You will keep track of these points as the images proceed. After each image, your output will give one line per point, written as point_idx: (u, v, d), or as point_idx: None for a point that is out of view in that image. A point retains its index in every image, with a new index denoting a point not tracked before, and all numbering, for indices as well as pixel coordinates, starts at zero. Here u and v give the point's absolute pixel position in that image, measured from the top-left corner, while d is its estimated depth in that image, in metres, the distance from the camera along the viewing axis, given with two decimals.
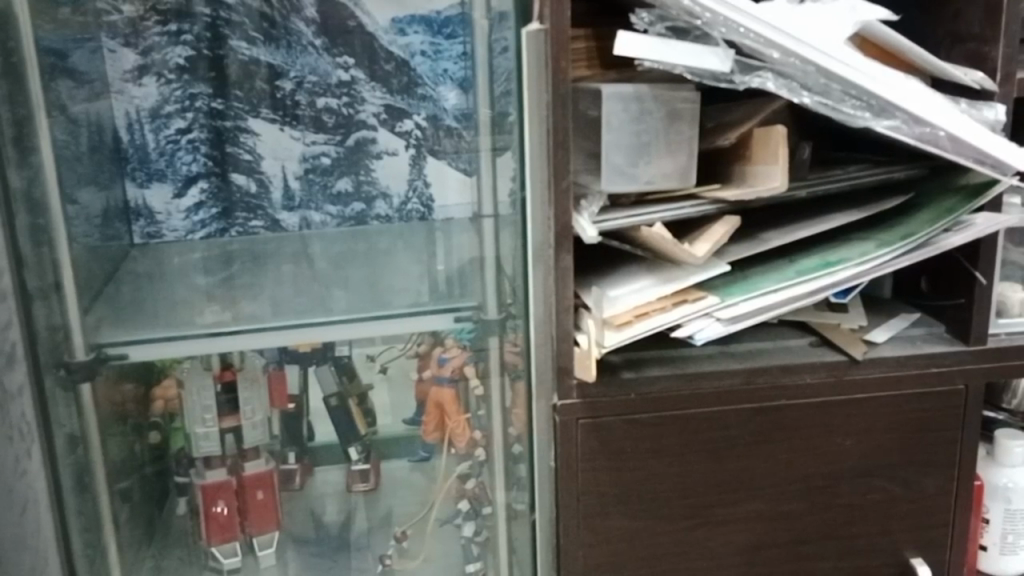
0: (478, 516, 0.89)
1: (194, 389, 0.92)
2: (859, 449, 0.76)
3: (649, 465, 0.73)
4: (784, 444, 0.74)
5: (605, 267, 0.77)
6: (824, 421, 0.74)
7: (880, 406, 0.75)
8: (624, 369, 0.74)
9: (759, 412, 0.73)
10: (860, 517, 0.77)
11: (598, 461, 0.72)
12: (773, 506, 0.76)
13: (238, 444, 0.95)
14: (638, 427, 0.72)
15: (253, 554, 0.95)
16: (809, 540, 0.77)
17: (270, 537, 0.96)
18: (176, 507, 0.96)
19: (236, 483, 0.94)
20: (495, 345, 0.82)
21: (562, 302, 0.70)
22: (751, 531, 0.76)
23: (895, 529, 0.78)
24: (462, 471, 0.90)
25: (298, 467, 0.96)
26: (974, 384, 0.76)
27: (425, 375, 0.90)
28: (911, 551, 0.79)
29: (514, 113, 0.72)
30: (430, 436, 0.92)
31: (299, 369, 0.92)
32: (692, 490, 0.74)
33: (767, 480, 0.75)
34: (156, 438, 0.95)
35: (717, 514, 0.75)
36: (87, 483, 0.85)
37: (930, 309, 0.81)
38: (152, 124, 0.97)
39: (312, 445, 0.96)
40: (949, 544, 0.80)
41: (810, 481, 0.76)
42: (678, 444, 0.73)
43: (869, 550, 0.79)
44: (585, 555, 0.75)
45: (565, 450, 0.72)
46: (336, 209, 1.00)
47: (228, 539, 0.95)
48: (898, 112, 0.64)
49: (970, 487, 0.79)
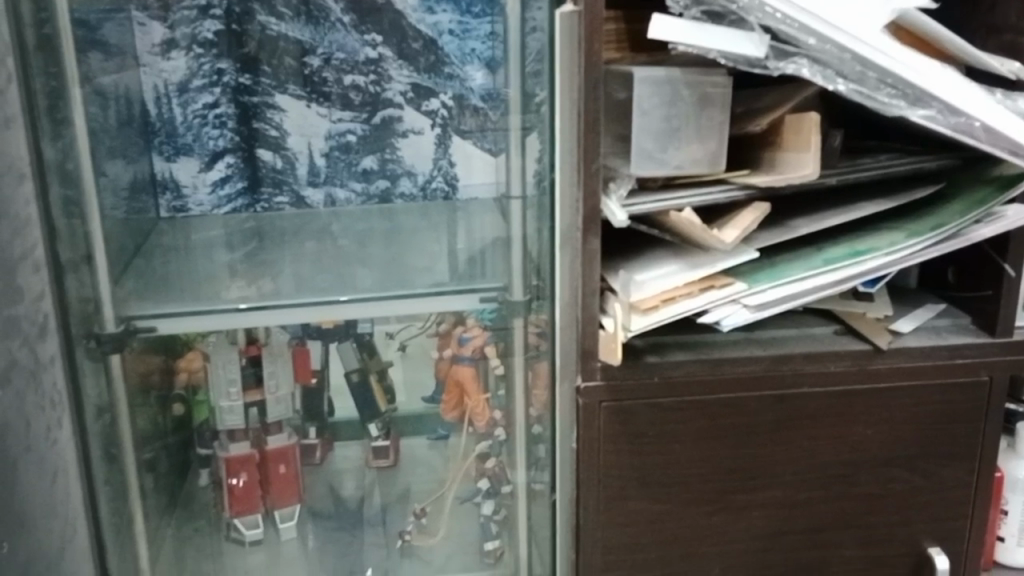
0: (497, 494, 0.90)
1: (220, 362, 0.92)
2: (879, 438, 0.76)
3: (668, 449, 0.74)
4: (805, 431, 0.75)
5: (629, 252, 0.76)
6: (846, 410, 0.75)
7: (902, 395, 0.75)
8: (648, 353, 0.74)
9: (781, 400, 0.74)
10: (878, 505, 0.78)
11: (619, 444, 0.73)
12: (790, 494, 0.76)
13: (262, 417, 0.95)
14: (659, 411, 0.73)
15: (274, 526, 0.96)
16: (826, 527, 0.78)
17: (291, 510, 0.97)
18: (198, 479, 0.96)
19: (259, 455, 0.95)
20: (520, 326, 0.82)
21: (588, 285, 0.70)
22: (769, 516, 0.77)
23: (913, 518, 0.78)
24: (481, 450, 0.91)
25: (318, 442, 0.97)
26: (998, 375, 0.76)
27: (445, 354, 0.90)
28: (929, 541, 0.80)
29: (544, 94, 0.71)
30: (449, 415, 0.92)
31: (321, 345, 0.92)
32: (711, 475, 0.75)
33: (786, 467, 0.75)
34: (179, 408, 0.95)
35: (735, 499, 0.76)
36: (114, 453, 0.86)
37: (956, 299, 0.81)
38: (180, 99, 0.98)
39: (332, 421, 0.96)
40: (966, 537, 0.80)
41: (829, 469, 0.76)
42: (698, 429, 0.73)
43: (886, 539, 0.79)
44: (603, 536, 0.76)
45: (586, 431, 0.73)
46: (361, 186, 1.00)
47: (249, 510, 0.95)
48: (933, 101, 0.63)
49: (990, 478, 0.79)
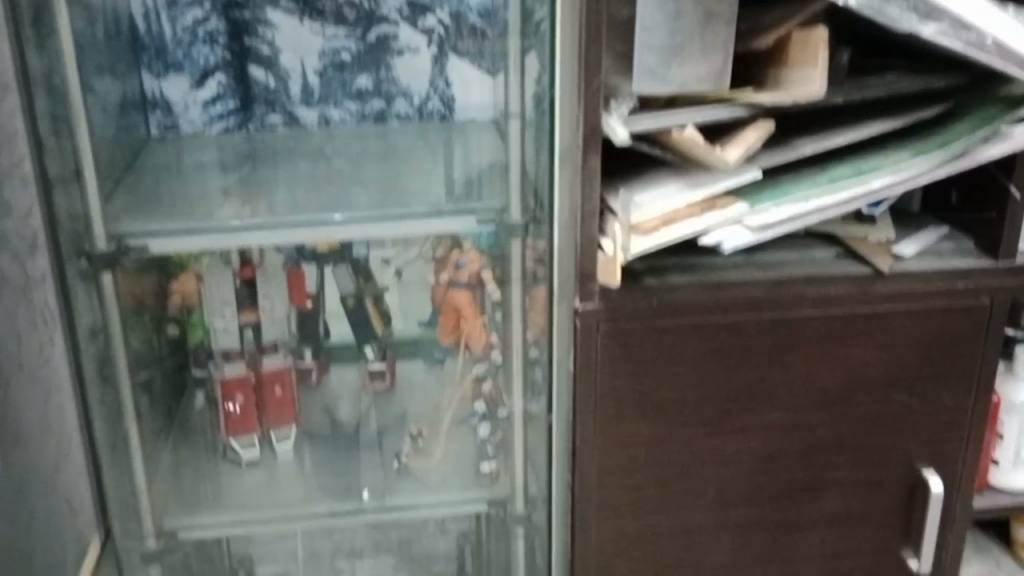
0: (493, 418, 0.89)
1: (215, 283, 0.90)
2: (878, 362, 0.75)
3: (666, 371, 0.73)
4: (804, 355, 0.74)
5: (629, 173, 0.75)
6: (845, 333, 0.74)
7: (902, 319, 0.74)
8: (646, 276, 0.73)
9: (781, 323, 0.73)
10: (875, 428, 0.78)
11: (617, 366, 0.73)
12: (787, 416, 0.76)
13: (257, 338, 0.94)
14: (658, 333, 0.72)
15: (271, 448, 0.96)
16: (822, 450, 0.78)
17: (288, 430, 0.96)
18: (194, 400, 0.96)
19: (254, 377, 0.93)
20: (517, 247, 0.80)
21: (589, 207, 0.69)
22: (766, 438, 0.77)
23: (909, 440, 0.79)
24: (477, 373, 0.91)
25: (314, 365, 0.96)
26: (999, 299, 0.75)
27: (441, 278, 0.89)
28: (924, 464, 0.80)
29: (545, 9, 0.69)
30: (445, 338, 0.93)
31: (316, 268, 0.90)
32: (709, 397, 0.75)
33: (784, 390, 0.75)
34: (174, 330, 0.93)
35: (732, 422, 0.76)
36: (108, 375, 0.84)
37: (958, 221, 0.80)
38: (169, 13, 0.95)
39: (328, 344, 0.96)
40: (963, 458, 0.80)
41: (827, 392, 0.76)
42: (697, 352, 0.73)
43: (881, 461, 0.79)
44: (600, 457, 0.76)
45: (584, 353, 0.72)
46: (356, 106, 0.98)
47: (245, 430, 0.94)
48: (944, 16, 0.62)
49: (987, 401, 0.79)
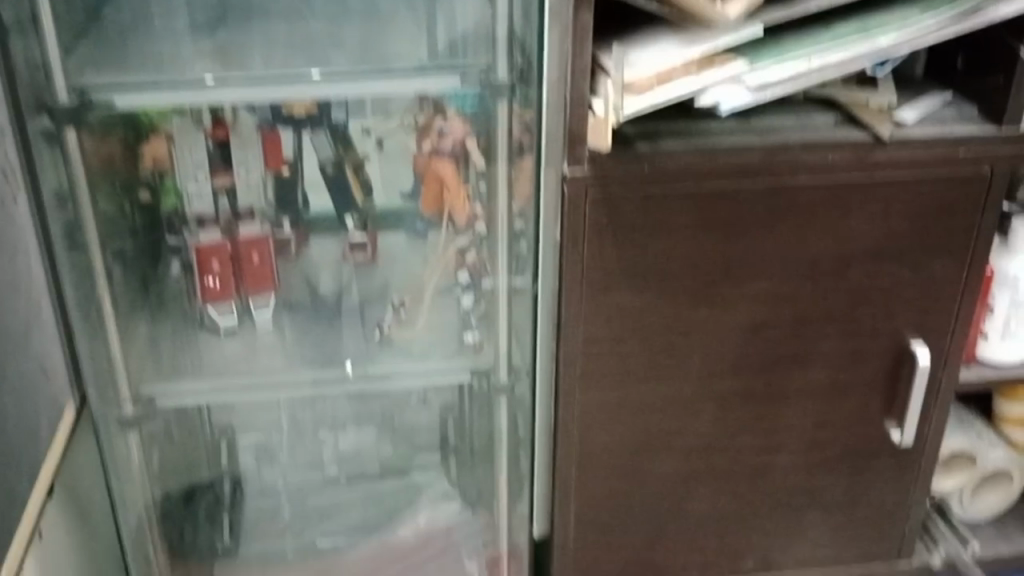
0: (478, 288, 0.89)
1: (185, 144, 0.85)
2: (872, 232, 0.74)
3: (656, 241, 0.71)
4: (797, 225, 0.72)
5: (622, 31, 0.71)
6: (840, 203, 0.72)
7: (899, 188, 0.72)
8: (638, 141, 0.70)
9: (774, 192, 0.71)
10: (865, 299, 0.77)
11: (605, 235, 0.71)
12: (777, 288, 0.75)
13: (232, 205, 0.88)
14: (648, 201, 0.70)
15: (250, 316, 0.92)
16: (810, 321, 0.77)
17: (267, 297, 0.92)
18: (169, 270, 0.90)
19: (230, 246, 0.88)
20: (503, 117, 0.78)
21: (578, 64, 0.65)
22: (754, 310, 0.76)
23: (899, 312, 0.78)
24: (461, 244, 0.88)
25: (293, 236, 0.91)
26: (999, 168, 0.73)
27: (424, 146, 0.86)
28: (913, 336, 0.79)
29: None
30: (428, 210, 0.89)
31: (292, 132, 0.86)
32: (698, 267, 0.73)
33: (774, 260, 0.74)
34: (146, 197, 0.86)
35: (721, 293, 0.75)
36: (77, 240, 0.80)
37: (958, 86, 0.77)
38: None
39: (308, 215, 0.91)
40: (952, 331, 0.80)
41: (818, 263, 0.74)
42: (687, 221, 0.71)
43: (870, 333, 0.78)
44: (586, 328, 0.74)
45: (572, 221, 0.70)
46: None
47: (222, 296, 0.90)
48: None
49: (980, 273, 0.78)
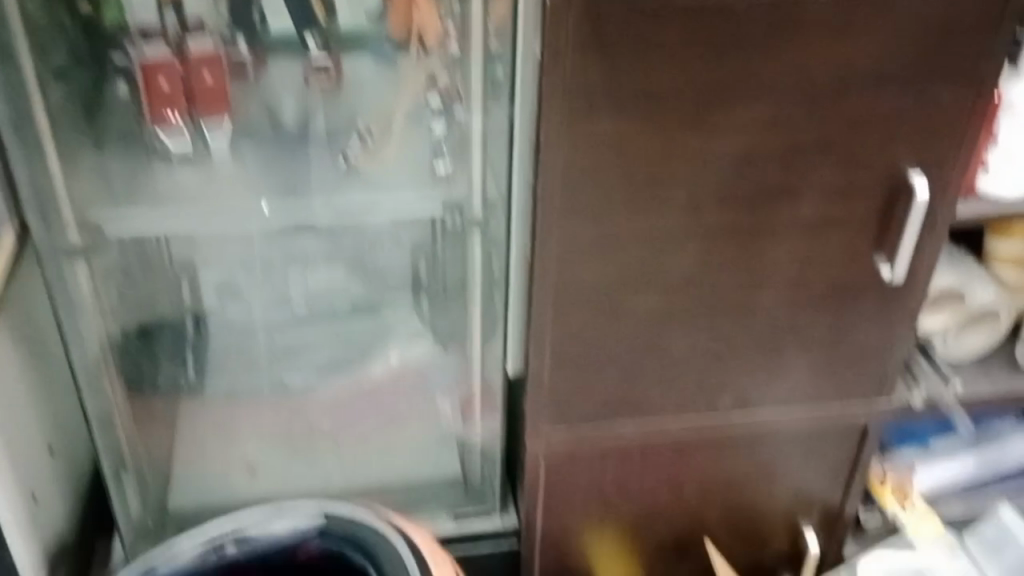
0: (450, 115, 0.81)
1: None
2: (876, 53, 0.68)
3: (643, 59, 0.66)
4: (796, 43, 0.67)
5: None
6: (844, 19, 0.66)
7: (909, 4, 0.66)
8: None
9: (774, 5, 0.65)
10: (864, 127, 0.72)
11: (589, 52, 0.65)
12: (771, 113, 0.70)
13: (180, 18, 0.79)
14: (636, 14, 0.64)
15: (204, 145, 0.84)
16: (805, 151, 0.72)
17: (220, 122, 0.83)
18: (116, 90, 0.82)
19: (180, 64, 0.79)
20: None
21: None
22: (746, 138, 0.71)
23: (899, 141, 0.73)
24: (432, 66, 0.80)
25: (250, 57, 0.83)
26: None
27: None
28: (912, 167, 0.75)
29: None
30: (397, 28, 0.81)
31: None
32: (688, 89, 0.68)
33: (770, 83, 0.68)
34: (86, 6, 0.77)
35: (711, 119, 0.69)
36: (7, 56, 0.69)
37: None
38: None
39: (266, 33, 0.82)
40: (953, 160, 0.75)
41: (817, 86, 0.69)
42: (678, 38, 0.65)
43: (867, 164, 0.74)
44: (566, 156, 0.69)
45: (553, 36, 0.64)
46: None
47: (171, 121, 0.82)
48: None
49: (988, 100, 0.73)
